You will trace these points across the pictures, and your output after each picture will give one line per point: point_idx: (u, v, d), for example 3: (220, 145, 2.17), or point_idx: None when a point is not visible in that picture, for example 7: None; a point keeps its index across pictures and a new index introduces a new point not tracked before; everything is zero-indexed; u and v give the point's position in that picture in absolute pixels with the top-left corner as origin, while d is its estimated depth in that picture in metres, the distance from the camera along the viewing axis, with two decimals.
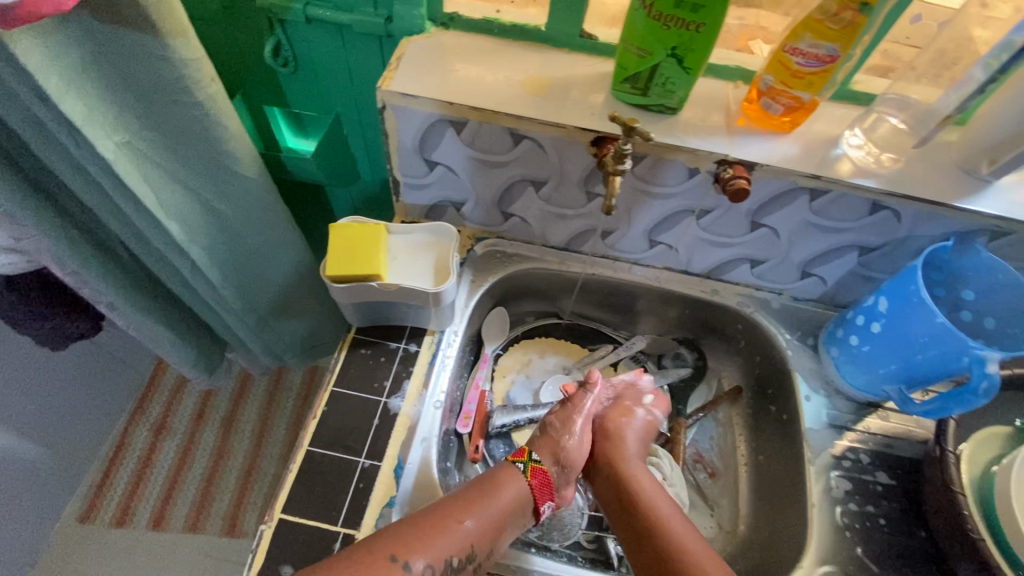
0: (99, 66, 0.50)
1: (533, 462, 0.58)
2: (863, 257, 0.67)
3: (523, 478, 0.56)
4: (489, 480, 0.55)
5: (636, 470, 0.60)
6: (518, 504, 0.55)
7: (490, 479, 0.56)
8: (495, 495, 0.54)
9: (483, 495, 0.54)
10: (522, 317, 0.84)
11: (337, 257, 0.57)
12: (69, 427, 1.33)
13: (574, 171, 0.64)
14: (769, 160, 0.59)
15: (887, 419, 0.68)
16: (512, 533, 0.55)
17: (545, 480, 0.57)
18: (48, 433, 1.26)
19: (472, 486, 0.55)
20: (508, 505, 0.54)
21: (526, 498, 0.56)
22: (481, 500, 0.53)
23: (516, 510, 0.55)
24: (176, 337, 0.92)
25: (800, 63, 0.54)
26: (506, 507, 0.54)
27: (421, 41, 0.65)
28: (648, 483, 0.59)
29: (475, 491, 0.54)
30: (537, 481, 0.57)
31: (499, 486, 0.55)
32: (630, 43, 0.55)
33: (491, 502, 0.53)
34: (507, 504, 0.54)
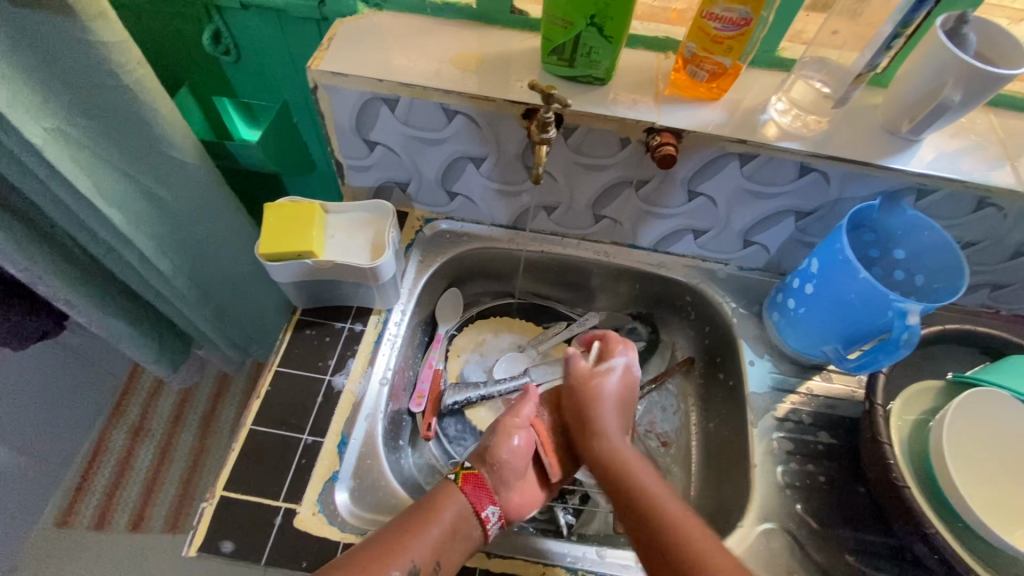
0: (21, 50, 0.50)
1: (465, 470, 0.56)
2: (801, 222, 0.69)
3: (455, 488, 0.55)
4: (429, 499, 0.53)
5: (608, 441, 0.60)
6: (463, 522, 0.53)
7: (431, 497, 0.53)
8: (435, 514, 0.52)
9: (427, 513, 0.52)
10: (477, 298, 0.85)
11: (271, 235, 0.57)
12: (43, 431, 1.32)
13: (511, 145, 0.65)
14: (696, 126, 0.60)
15: (831, 380, 0.69)
16: (463, 550, 0.52)
17: (478, 483, 0.55)
18: (20, 436, 1.26)
19: (415, 508, 0.53)
20: (452, 522, 0.52)
21: (467, 509, 0.53)
22: (423, 521, 0.51)
23: (461, 529, 0.52)
24: (135, 332, 0.92)
25: (717, 28, 0.55)
26: (451, 527, 0.52)
27: (354, 22, 0.65)
28: (618, 443, 0.59)
29: (413, 517, 0.51)
30: (470, 485, 0.55)
31: (438, 503, 0.53)
32: (552, 14, 0.56)
33: (434, 521, 0.51)
34: (448, 522, 0.52)
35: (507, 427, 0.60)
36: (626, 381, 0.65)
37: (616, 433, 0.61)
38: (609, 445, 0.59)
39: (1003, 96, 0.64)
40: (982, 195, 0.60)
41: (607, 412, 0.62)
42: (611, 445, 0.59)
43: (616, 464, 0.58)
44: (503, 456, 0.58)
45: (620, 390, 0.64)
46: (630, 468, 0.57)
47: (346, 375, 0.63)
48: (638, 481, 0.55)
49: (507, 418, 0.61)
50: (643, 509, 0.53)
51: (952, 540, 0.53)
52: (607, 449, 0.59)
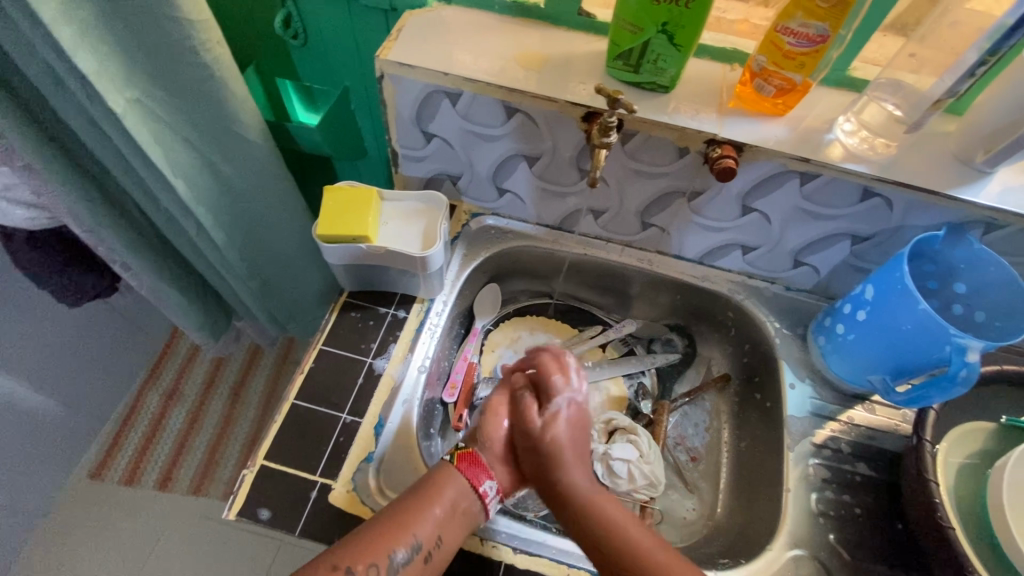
0: (112, 22, 0.52)
1: (461, 449, 0.57)
2: (856, 247, 0.67)
3: (453, 468, 0.55)
4: (430, 477, 0.54)
5: (574, 474, 0.56)
6: (462, 499, 0.53)
7: (430, 478, 0.54)
8: (435, 492, 0.52)
9: (426, 493, 0.52)
10: (515, 296, 0.86)
11: (328, 217, 0.59)
12: (85, 384, 1.38)
13: (566, 147, 0.65)
14: (759, 141, 0.59)
15: (873, 411, 0.68)
16: (463, 527, 0.53)
17: (475, 460, 0.56)
18: (63, 387, 1.32)
19: (416, 487, 0.53)
20: (453, 499, 0.53)
21: (466, 485, 0.54)
22: (424, 497, 0.52)
23: (460, 507, 0.53)
24: (184, 299, 0.95)
25: (791, 43, 0.54)
26: (451, 503, 0.53)
27: (423, 14, 0.66)
28: (588, 484, 0.56)
29: (415, 495, 0.52)
30: (468, 464, 0.56)
31: (433, 484, 0.53)
32: (622, 19, 0.56)
33: (433, 500, 0.52)
34: (449, 500, 0.52)
35: (496, 406, 0.61)
36: (579, 416, 0.61)
37: (580, 473, 0.57)
38: (576, 482, 0.56)
39: None
40: None
41: (563, 451, 0.57)
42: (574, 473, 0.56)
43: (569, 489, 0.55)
44: (494, 435, 0.59)
45: (571, 428, 0.60)
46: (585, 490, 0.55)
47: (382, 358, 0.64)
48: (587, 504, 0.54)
49: (497, 399, 0.62)
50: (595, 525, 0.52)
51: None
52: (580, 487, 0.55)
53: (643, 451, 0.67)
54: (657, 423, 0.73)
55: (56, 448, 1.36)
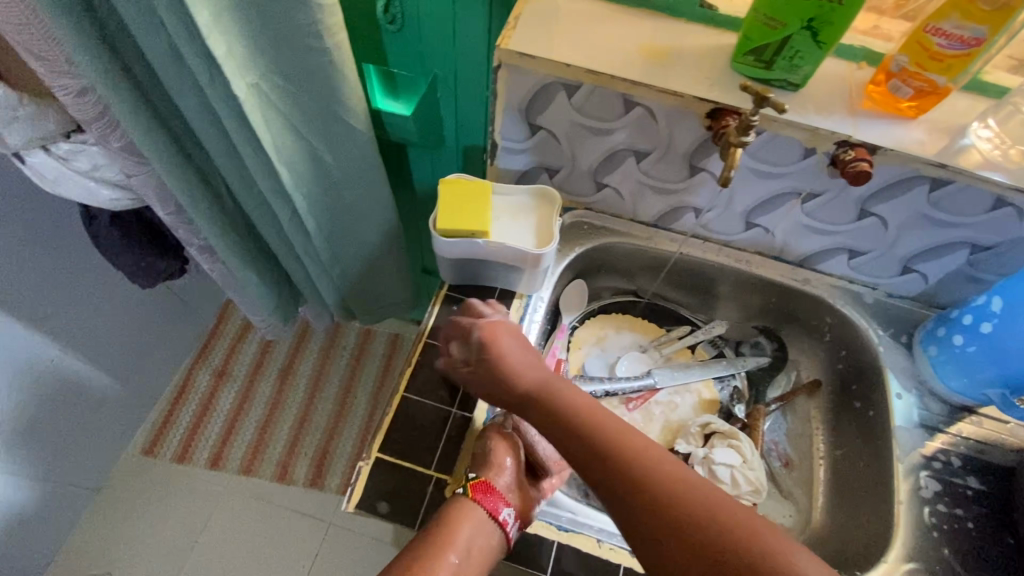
0: (243, 5, 0.51)
1: (472, 480, 0.54)
2: (975, 256, 0.65)
3: (468, 502, 0.52)
4: (443, 518, 0.51)
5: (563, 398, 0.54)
6: (477, 538, 0.51)
7: (442, 518, 0.52)
8: (449, 538, 0.50)
9: (440, 539, 0.50)
10: (598, 293, 0.84)
11: (446, 211, 0.58)
12: (140, 363, 1.40)
13: (682, 143, 0.63)
14: (895, 144, 0.56)
15: (981, 424, 0.66)
16: (483, 564, 0.51)
17: (487, 487, 0.53)
18: (120, 365, 1.33)
19: (429, 532, 0.51)
20: (468, 540, 0.51)
21: (480, 520, 0.52)
22: (438, 545, 0.50)
23: (475, 549, 0.51)
24: (260, 284, 0.95)
25: (941, 45, 0.53)
26: (466, 546, 0.50)
27: (537, 2, 0.64)
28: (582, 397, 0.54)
29: (429, 540, 0.50)
30: (482, 492, 0.53)
31: (444, 527, 0.51)
32: (761, 12, 0.54)
33: (447, 549, 0.50)
34: (463, 544, 0.50)
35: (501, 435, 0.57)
36: None
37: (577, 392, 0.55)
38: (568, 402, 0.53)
39: None
40: None
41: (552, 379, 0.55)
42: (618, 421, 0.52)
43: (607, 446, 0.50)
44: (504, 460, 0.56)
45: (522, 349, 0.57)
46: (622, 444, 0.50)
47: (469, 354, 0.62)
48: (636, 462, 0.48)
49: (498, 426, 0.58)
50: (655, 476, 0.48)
51: None
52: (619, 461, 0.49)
53: (746, 457, 0.67)
54: (754, 427, 0.73)
55: (114, 424, 1.39)
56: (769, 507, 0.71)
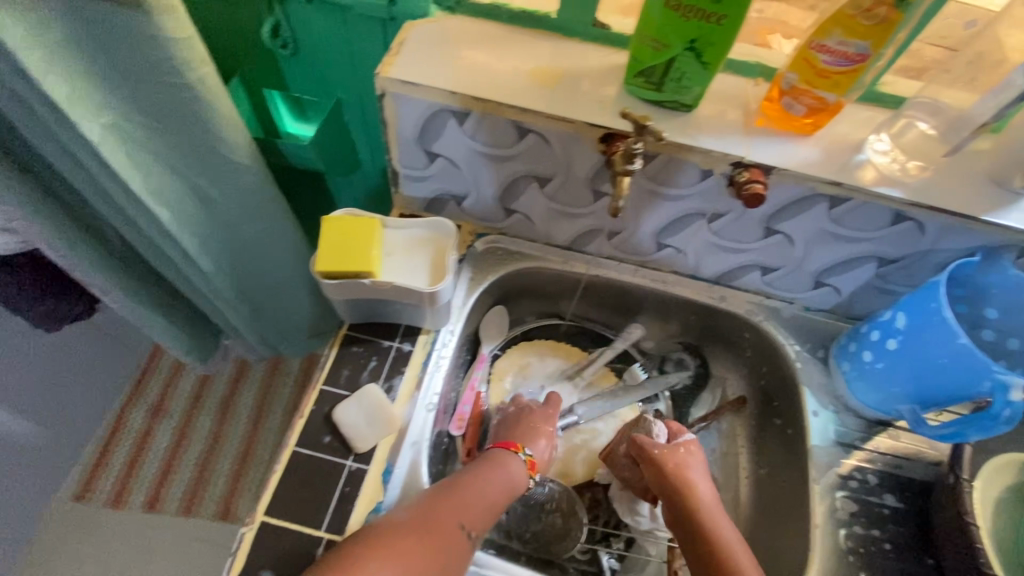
0: (84, 42, 0.46)
1: (526, 453, 0.61)
2: (882, 269, 0.64)
3: (518, 459, 0.60)
4: (489, 460, 0.58)
5: (694, 476, 0.59)
6: (510, 490, 0.57)
7: (488, 462, 0.58)
8: (502, 463, 0.58)
9: (492, 464, 0.57)
10: (520, 316, 0.81)
11: (328, 251, 0.54)
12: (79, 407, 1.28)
13: (582, 168, 0.61)
14: (788, 164, 0.55)
15: (898, 438, 0.65)
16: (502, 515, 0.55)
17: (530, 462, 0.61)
18: (54, 412, 1.21)
19: (476, 463, 0.57)
20: (504, 487, 0.56)
21: (519, 480, 0.58)
22: (488, 468, 0.56)
23: (520, 485, 0.58)
24: (169, 323, 0.89)
25: (826, 61, 0.50)
26: (502, 489, 0.56)
27: (423, 25, 0.61)
28: (708, 491, 0.58)
29: (473, 474, 0.55)
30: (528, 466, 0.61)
31: (503, 460, 0.58)
32: (645, 34, 0.52)
33: (498, 471, 0.57)
34: (502, 485, 0.56)
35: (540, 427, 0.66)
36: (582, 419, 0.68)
37: (706, 486, 0.59)
38: (697, 487, 0.58)
39: None
40: None
41: (689, 470, 0.59)
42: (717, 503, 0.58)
43: (695, 515, 0.56)
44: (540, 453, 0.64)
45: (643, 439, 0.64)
46: (713, 523, 0.55)
47: (357, 404, 0.59)
48: (718, 538, 0.54)
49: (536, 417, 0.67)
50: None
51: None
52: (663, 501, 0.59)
53: None
54: None
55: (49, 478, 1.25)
56: None
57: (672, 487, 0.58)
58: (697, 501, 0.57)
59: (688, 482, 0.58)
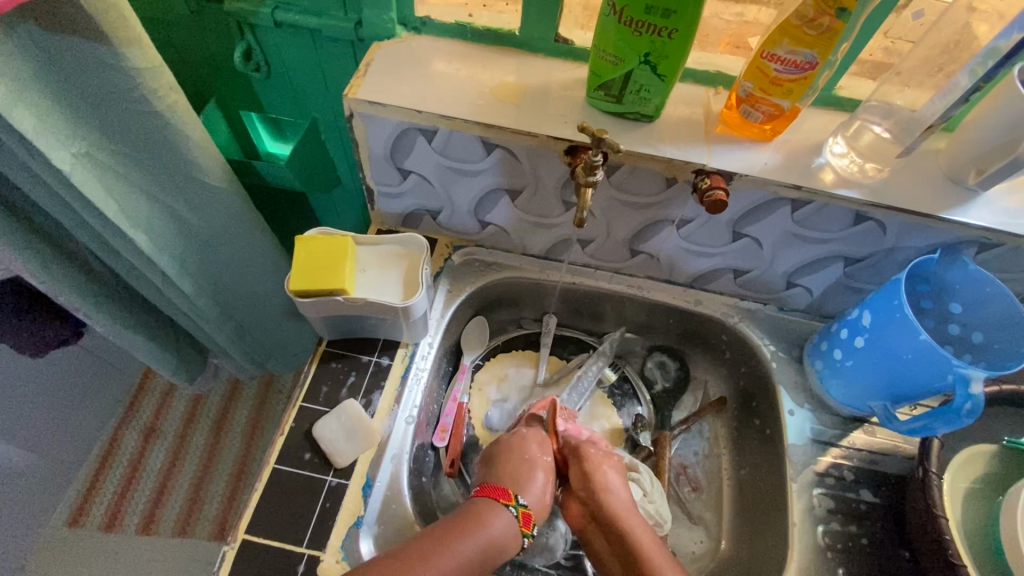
0: (50, 75, 0.48)
1: (521, 506, 0.57)
2: (850, 268, 0.65)
3: (507, 511, 0.56)
4: (475, 511, 0.54)
5: (605, 477, 0.61)
6: (495, 544, 0.53)
7: (473, 513, 0.54)
8: (481, 522, 0.53)
9: (469, 524, 0.53)
10: (502, 326, 0.82)
11: (301, 271, 0.55)
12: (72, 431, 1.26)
13: (550, 180, 0.62)
14: (748, 170, 0.57)
15: (874, 434, 0.66)
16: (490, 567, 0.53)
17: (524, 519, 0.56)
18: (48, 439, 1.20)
19: (455, 516, 0.54)
20: (492, 538, 0.53)
21: (510, 533, 0.55)
22: (465, 527, 0.52)
23: (501, 543, 0.54)
24: (154, 345, 0.90)
25: (778, 70, 0.52)
26: (487, 542, 0.53)
27: (391, 46, 0.63)
28: (617, 485, 0.61)
29: (458, 526, 0.52)
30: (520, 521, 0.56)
31: (484, 517, 0.54)
32: (602, 50, 0.53)
33: (476, 531, 0.53)
34: (487, 538, 0.53)
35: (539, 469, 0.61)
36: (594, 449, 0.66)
37: (616, 479, 0.61)
38: (610, 486, 0.61)
39: None
40: None
41: (603, 470, 0.62)
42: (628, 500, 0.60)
43: (610, 517, 0.59)
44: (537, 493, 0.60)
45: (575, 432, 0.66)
46: (628, 523, 0.58)
47: (336, 419, 0.59)
48: (634, 543, 0.57)
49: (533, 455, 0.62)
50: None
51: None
52: (580, 502, 0.62)
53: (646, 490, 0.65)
54: (659, 455, 0.72)
55: (43, 505, 1.24)
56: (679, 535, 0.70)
57: (590, 492, 0.61)
58: (614, 504, 0.59)
59: (603, 487, 0.61)
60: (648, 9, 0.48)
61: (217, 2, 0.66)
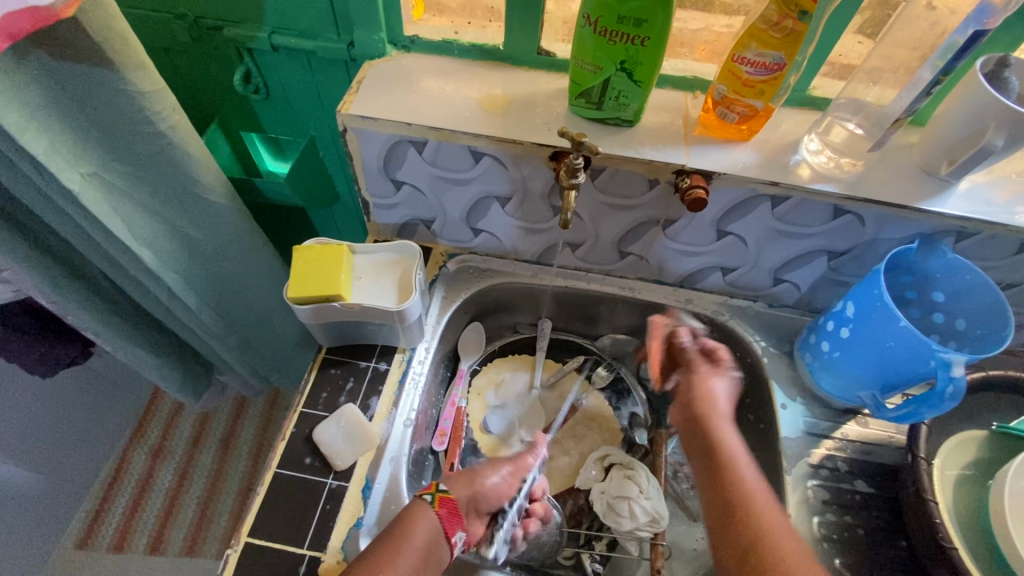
0: (62, 100, 0.51)
1: (440, 493, 0.57)
2: (834, 262, 0.67)
3: (432, 512, 0.55)
4: (402, 521, 0.53)
5: (707, 377, 0.64)
6: (431, 546, 0.53)
7: (398, 522, 0.53)
8: (411, 532, 0.53)
9: (399, 537, 0.52)
10: (498, 332, 0.84)
11: (299, 278, 0.57)
12: (81, 454, 1.27)
13: (537, 185, 0.65)
14: (727, 168, 0.59)
15: (867, 425, 0.67)
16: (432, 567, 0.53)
17: (454, 508, 0.56)
18: (58, 461, 1.21)
19: (383, 534, 0.53)
20: (424, 543, 0.53)
21: (438, 531, 0.54)
22: (392, 545, 0.51)
23: (434, 543, 0.54)
24: (161, 361, 0.92)
25: (749, 72, 0.54)
26: (421, 548, 0.52)
27: (381, 65, 0.66)
28: (718, 393, 0.63)
29: (386, 549, 0.51)
30: (447, 510, 0.56)
31: (410, 523, 0.53)
32: (581, 60, 0.56)
33: (404, 545, 0.51)
34: (421, 543, 0.52)
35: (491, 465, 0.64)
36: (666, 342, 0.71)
37: (719, 384, 0.64)
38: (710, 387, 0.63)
39: None
40: None
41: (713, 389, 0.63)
42: (722, 410, 0.62)
43: (704, 415, 0.62)
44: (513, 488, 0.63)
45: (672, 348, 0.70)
46: (710, 411, 0.62)
47: (336, 424, 0.61)
48: (718, 438, 0.59)
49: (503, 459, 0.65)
50: (727, 477, 0.56)
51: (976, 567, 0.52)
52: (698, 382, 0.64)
53: (643, 487, 0.66)
54: (655, 453, 0.73)
55: (53, 528, 1.24)
56: (681, 534, 0.70)
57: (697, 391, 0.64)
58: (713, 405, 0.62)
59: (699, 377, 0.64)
60: (621, 18, 0.51)
61: (217, 29, 0.69)
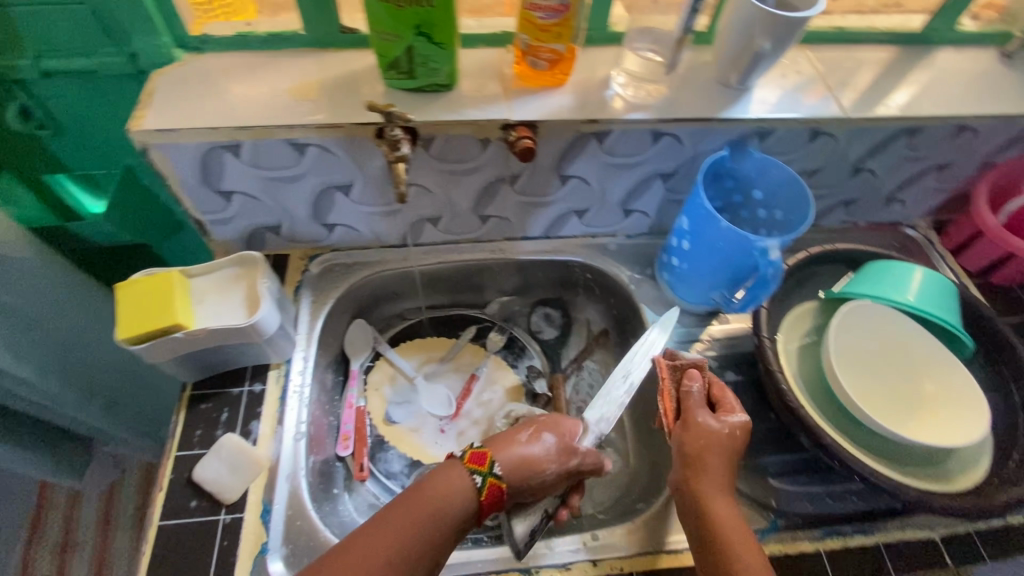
0: None
1: (491, 477, 0.52)
2: (668, 184, 0.72)
3: (459, 466, 0.53)
4: (427, 478, 0.51)
5: (710, 460, 0.54)
6: (456, 502, 0.50)
7: (430, 479, 0.51)
8: (427, 495, 0.50)
9: (422, 495, 0.50)
10: (387, 322, 0.82)
11: (128, 316, 0.53)
12: None
13: (374, 168, 0.63)
14: (547, 114, 0.61)
15: (728, 322, 0.74)
16: (457, 527, 0.50)
17: (496, 497, 0.52)
18: None
19: (408, 492, 0.50)
20: (444, 503, 0.50)
21: (465, 498, 0.51)
22: (411, 505, 0.49)
23: (462, 510, 0.50)
24: (18, 449, 0.81)
25: (541, 17, 0.56)
26: (440, 507, 0.49)
27: (174, 72, 0.61)
28: (715, 426, 0.55)
29: (405, 505, 0.49)
30: (489, 498, 0.52)
31: (437, 481, 0.51)
32: (378, 32, 0.55)
33: (423, 505, 0.49)
34: (440, 503, 0.49)
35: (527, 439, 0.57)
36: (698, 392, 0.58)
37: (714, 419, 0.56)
38: (709, 437, 0.55)
39: (814, 33, 0.72)
40: (813, 126, 0.66)
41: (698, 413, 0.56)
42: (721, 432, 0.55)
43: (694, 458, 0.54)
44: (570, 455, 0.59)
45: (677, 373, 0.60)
46: (706, 459, 0.54)
47: (217, 458, 0.58)
48: (703, 487, 0.53)
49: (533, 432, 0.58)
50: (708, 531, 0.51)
51: (826, 425, 0.59)
52: (707, 422, 0.55)
53: None
54: (555, 399, 0.76)
55: None
56: None
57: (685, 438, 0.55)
58: (704, 449, 0.54)
59: (699, 424, 0.55)
60: None
61: None
